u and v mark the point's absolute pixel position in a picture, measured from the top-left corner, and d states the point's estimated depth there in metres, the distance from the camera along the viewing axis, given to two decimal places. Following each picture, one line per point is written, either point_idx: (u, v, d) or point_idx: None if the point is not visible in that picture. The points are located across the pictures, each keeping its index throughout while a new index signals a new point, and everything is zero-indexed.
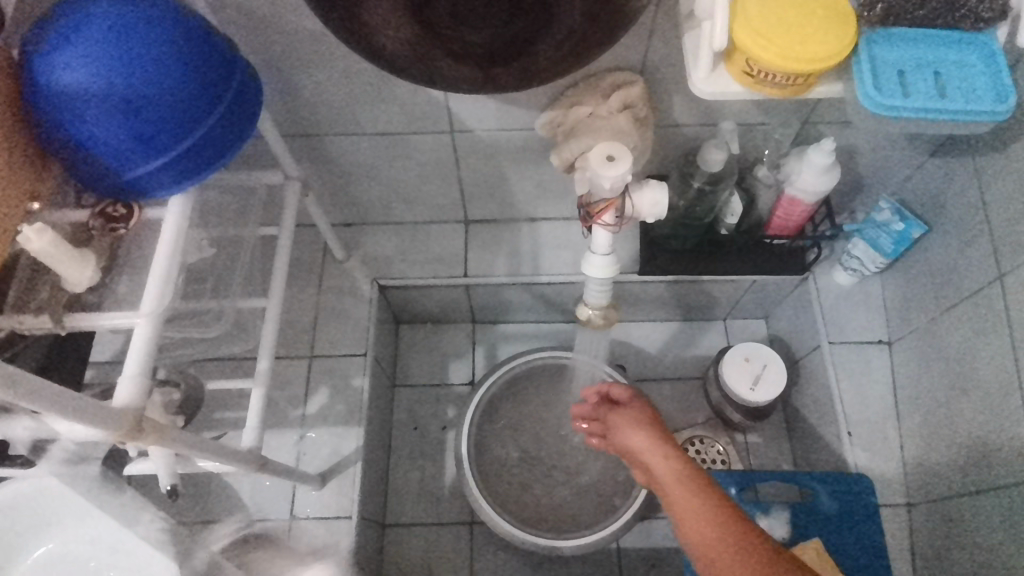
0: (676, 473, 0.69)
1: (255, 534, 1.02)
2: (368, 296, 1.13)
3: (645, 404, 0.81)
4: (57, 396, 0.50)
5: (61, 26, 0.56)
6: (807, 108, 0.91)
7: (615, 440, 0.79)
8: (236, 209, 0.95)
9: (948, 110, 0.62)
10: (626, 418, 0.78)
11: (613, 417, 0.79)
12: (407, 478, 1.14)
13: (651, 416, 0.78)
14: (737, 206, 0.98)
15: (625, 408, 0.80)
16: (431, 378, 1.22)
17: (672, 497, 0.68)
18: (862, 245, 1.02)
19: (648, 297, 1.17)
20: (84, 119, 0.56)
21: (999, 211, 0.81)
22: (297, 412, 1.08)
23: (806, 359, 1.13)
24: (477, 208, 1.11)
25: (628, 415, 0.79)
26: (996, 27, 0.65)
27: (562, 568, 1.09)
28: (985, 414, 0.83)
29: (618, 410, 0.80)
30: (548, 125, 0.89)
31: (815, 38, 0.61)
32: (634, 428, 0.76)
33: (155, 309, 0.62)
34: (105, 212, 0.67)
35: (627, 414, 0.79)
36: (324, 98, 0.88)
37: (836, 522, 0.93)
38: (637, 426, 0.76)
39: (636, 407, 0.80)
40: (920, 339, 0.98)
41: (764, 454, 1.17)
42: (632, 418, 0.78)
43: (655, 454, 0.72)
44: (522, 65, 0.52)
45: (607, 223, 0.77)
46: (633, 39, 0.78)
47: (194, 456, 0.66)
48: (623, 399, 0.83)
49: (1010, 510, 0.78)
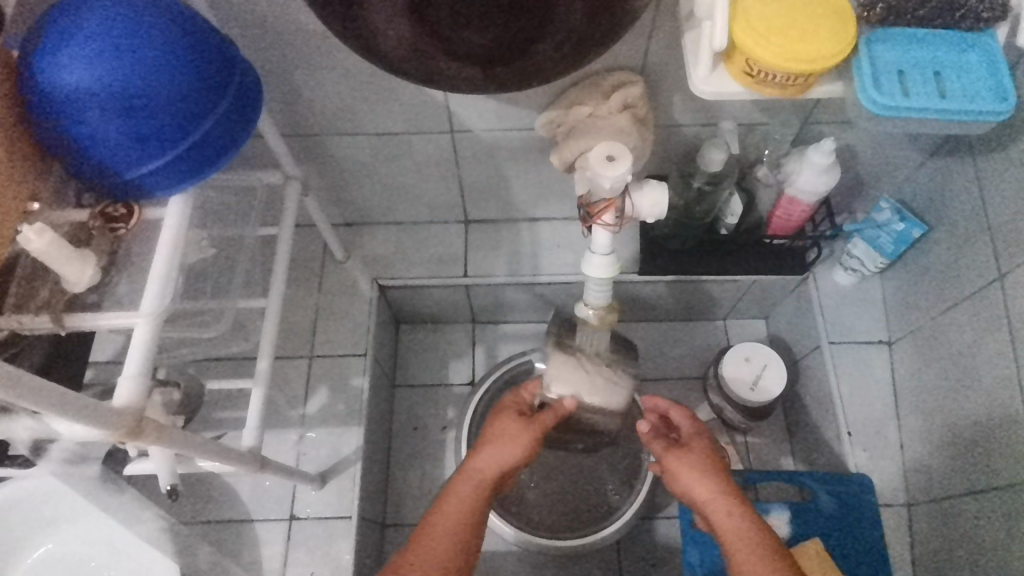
0: (742, 530, 0.70)
1: (255, 534, 1.02)
2: (369, 295, 1.13)
3: (710, 450, 0.81)
4: (57, 396, 0.50)
5: (61, 25, 0.56)
6: (808, 108, 0.91)
7: (674, 484, 0.79)
8: (236, 209, 0.95)
9: (948, 110, 0.62)
10: (684, 460, 0.79)
11: (675, 458, 0.79)
12: (407, 478, 1.14)
13: (712, 462, 0.79)
14: (737, 206, 0.97)
15: (688, 450, 0.80)
16: (431, 377, 1.22)
17: (737, 553, 0.68)
18: (862, 245, 1.02)
19: (648, 297, 1.17)
20: (83, 118, 0.56)
21: (999, 212, 0.81)
22: (297, 412, 1.08)
23: (806, 359, 1.13)
24: (477, 208, 1.11)
25: (691, 461, 0.78)
26: (996, 27, 0.65)
27: (562, 568, 1.09)
28: (986, 414, 0.83)
29: (679, 452, 0.80)
30: (547, 125, 0.88)
31: (814, 38, 0.61)
32: (699, 477, 0.76)
33: (154, 310, 0.62)
34: (105, 213, 0.68)
35: (689, 459, 0.79)
36: (324, 98, 0.88)
37: (836, 522, 0.93)
38: (702, 475, 0.76)
39: (698, 453, 0.80)
40: (920, 339, 0.98)
41: (764, 454, 1.17)
42: (697, 465, 0.78)
43: (720, 509, 0.73)
44: (522, 65, 0.52)
45: (607, 223, 0.77)
46: (633, 39, 0.78)
47: (194, 455, 0.66)
48: (688, 441, 0.83)
49: (1010, 511, 0.78)
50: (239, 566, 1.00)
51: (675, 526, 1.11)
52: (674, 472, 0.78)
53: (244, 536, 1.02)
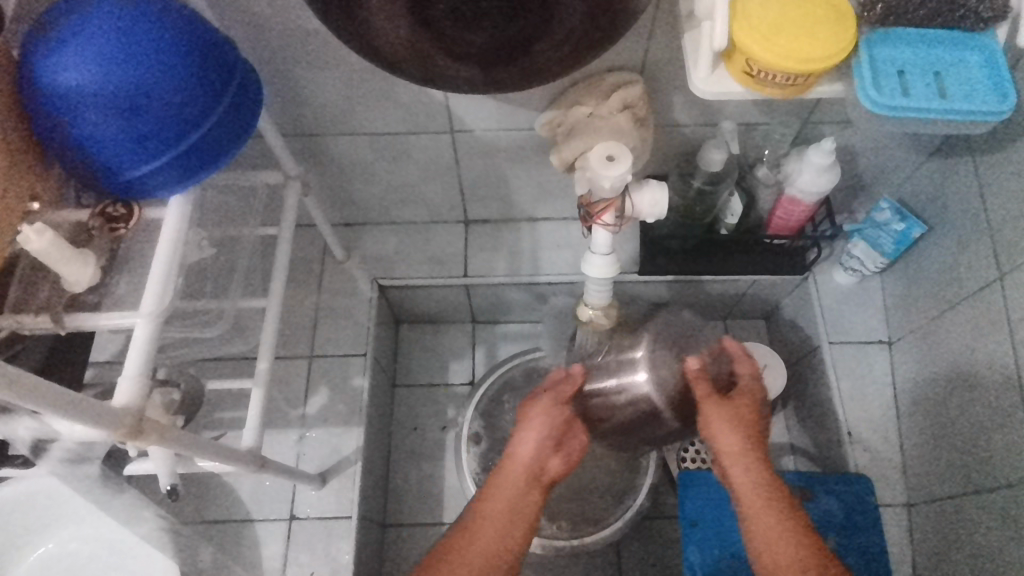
0: (762, 491, 0.70)
1: (256, 534, 1.02)
2: (369, 296, 1.13)
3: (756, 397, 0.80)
4: (60, 397, 0.50)
5: (63, 26, 0.56)
6: (808, 108, 0.91)
7: (702, 428, 0.77)
8: (236, 208, 0.95)
9: (947, 109, 0.62)
10: (719, 407, 0.77)
11: (714, 404, 0.77)
12: (407, 477, 1.14)
13: (751, 426, 0.76)
14: (737, 207, 0.98)
15: (734, 404, 0.78)
16: (431, 377, 1.22)
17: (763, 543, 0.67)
18: (862, 245, 1.02)
19: (647, 297, 1.17)
20: (84, 119, 0.56)
21: (998, 213, 0.81)
22: (297, 412, 1.08)
23: (806, 359, 1.13)
24: (477, 208, 1.11)
25: (733, 412, 0.77)
26: (997, 27, 0.65)
27: (562, 568, 1.09)
28: (986, 415, 0.83)
29: (719, 400, 0.78)
30: (547, 125, 0.88)
31: (816, 36, 0.61)
32: (735, 432, 0.75)
33: (155, 310, 0.62)
34: (105, 213, 0.68)
35: (734, 432, 0.75)
36: (324, 98, 0.88)
37: (838, 522, 0.93)
38: (736, 431, 0.75)
39: (740, 409, 0.77)
40: (919, 339, 0.98)
41: (765, 454, 1.16)
42: (736, 421, 0.76)
43: (741, 462, 0.73)
44: (522, 65, 0.52)
45: (607, 223, 0.77)
46: (633, 39, 0.78)
47: (193, 455, 0.66)
48: (745, 385, 0.81)
49: (1009, 510, 0.78)
50: (240, 566, 1.00)
51: (676, 527, 1.11)
52: (712, 426, 0.76)
53: (244, 535, 1.02)
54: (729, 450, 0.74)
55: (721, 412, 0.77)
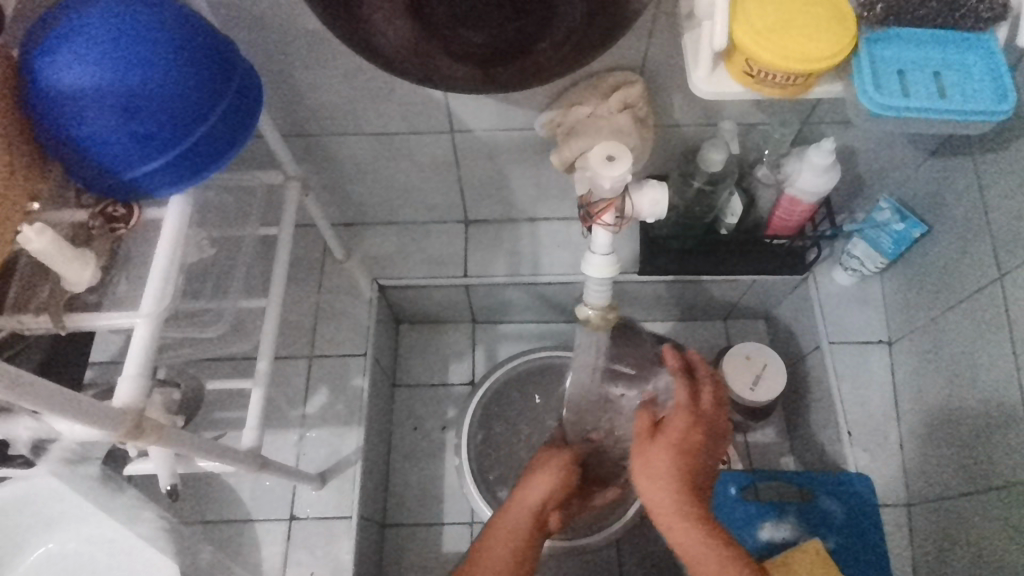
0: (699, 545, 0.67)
1: (255, 535, 1.01)
2: (369, 296, 1.13)
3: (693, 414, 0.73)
4: (57, 396, 0.50)
5: (63, 26, 0.57)
6: (808, 108, 0.91)
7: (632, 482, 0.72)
8: (236, 208, 0.95)
9: (948, 111, 0.62)
10: (646, 460, 0.71)
11: (641, 459, 0.72)
12: (407, 478, 1.14)
13: (677, 466, 0.70)
14: (737, 206, 0.98)
15: (658, 451, 0.71)
16: (431, 378, 1.22)
17: None
18: (862, 245, 1.02)
19: (647, 297, 1.17)
20: (83, 118, 0.56)
21: (998, 213, 0.81)
22: (297, 412, 1.08)
23: (806, 360, 1.13)
24: (476, 208, 1.11)
25: (654, 466, 0.70)
26: (996, 28, 0.65)
27: (562, 568, 1.09)
28: (986, 415, 0.83)
29: (649, 447, 0.72)
30: (547, 125, 0.88)
31: (815, 37, 0.61)
32: (660, 490, 0.69)
33: (154, 309, 0.62)
34: (105, 212, 0.67)
35: (661, 479, 0.69)
36: (326, 99, 0.88)
37: (837, 522, 0.93)
38: (662, 487, 0.69)
39: (664, 458, 0.70)
40: (919, 339, 0.98)
41: (765, 453, 1.16)
42: (661, 470, 0.70)
43: (672, 524, 0.68)
44: (523, 65, 0.52)
45: (607, 223, 0.77)
46: (633, 39, 0.78)
47: (193, 455, 0.66)
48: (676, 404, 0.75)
49: (1009, 510, 0.78)
50: (239, 566, 0.99)
51: None
52: (639, 480, 0.71)
53: (243, 535, 1.02)
54: (662, 511, 0.69)
55: (644, 466, 0.71)
